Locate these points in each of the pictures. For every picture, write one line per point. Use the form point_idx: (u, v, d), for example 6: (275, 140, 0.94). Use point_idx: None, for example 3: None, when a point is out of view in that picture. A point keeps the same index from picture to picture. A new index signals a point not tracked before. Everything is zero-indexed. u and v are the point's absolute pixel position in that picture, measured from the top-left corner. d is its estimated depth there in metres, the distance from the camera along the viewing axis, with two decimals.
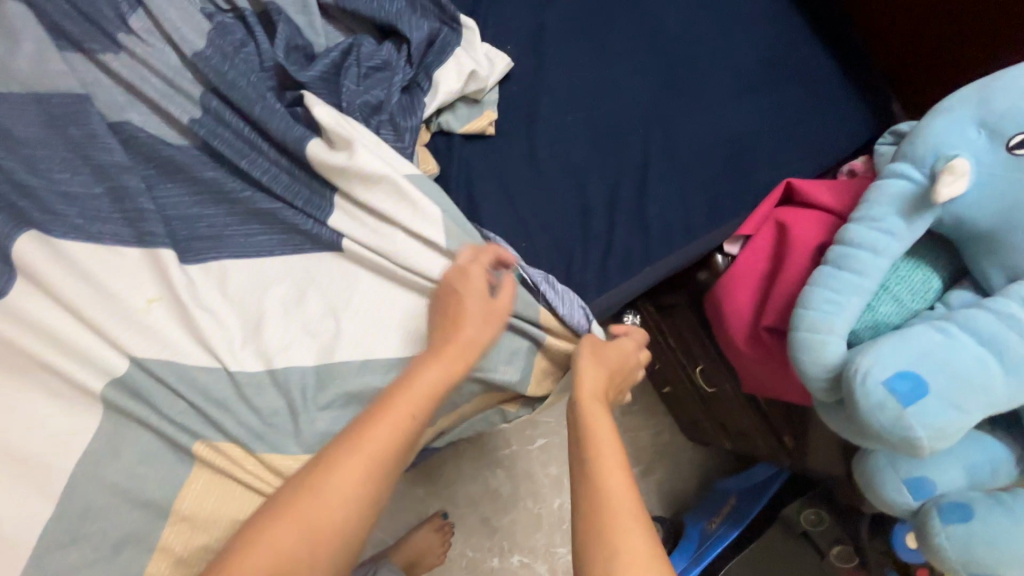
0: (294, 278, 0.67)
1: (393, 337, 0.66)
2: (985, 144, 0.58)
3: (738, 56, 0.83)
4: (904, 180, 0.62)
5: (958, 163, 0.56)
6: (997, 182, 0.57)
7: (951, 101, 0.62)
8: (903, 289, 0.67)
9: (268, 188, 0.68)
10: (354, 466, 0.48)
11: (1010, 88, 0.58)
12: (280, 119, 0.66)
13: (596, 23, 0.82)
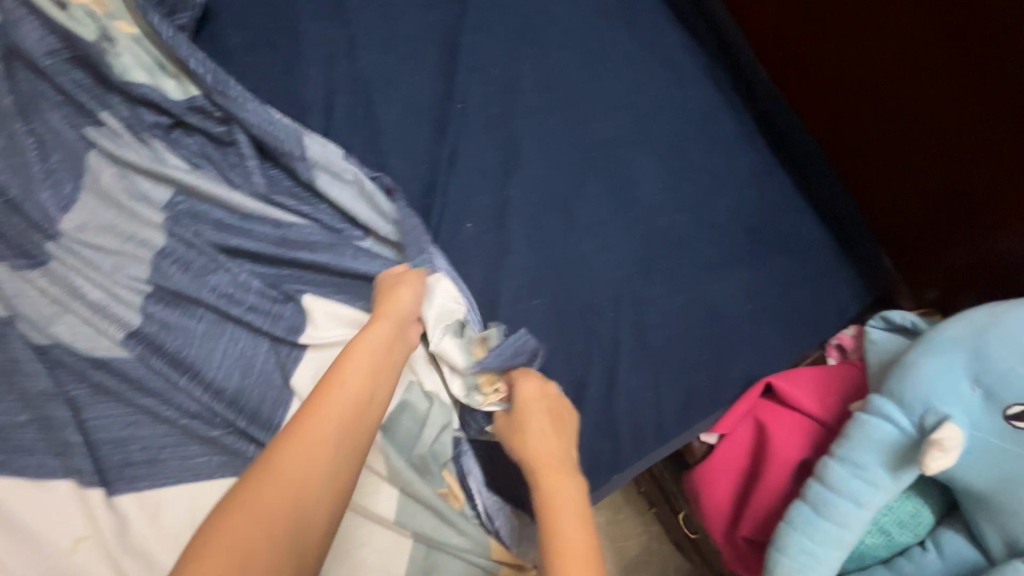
0: None
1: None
2: (980, 404, 0.53)
3: (717, 221, 0.77)
4: (890, 424, 0.56)
5: (947, 438, 0.50)
6: (993, 452, 0.52)
7: (946, 338, 0.56)
8: (893, 523, 0.62)
9: (214, 403, 0.65)
10: (310, 430, 0.49)
11: (1011, 345, 0.51)
12: (240, 333, 0.68)
13: (565, 188, 0.75)
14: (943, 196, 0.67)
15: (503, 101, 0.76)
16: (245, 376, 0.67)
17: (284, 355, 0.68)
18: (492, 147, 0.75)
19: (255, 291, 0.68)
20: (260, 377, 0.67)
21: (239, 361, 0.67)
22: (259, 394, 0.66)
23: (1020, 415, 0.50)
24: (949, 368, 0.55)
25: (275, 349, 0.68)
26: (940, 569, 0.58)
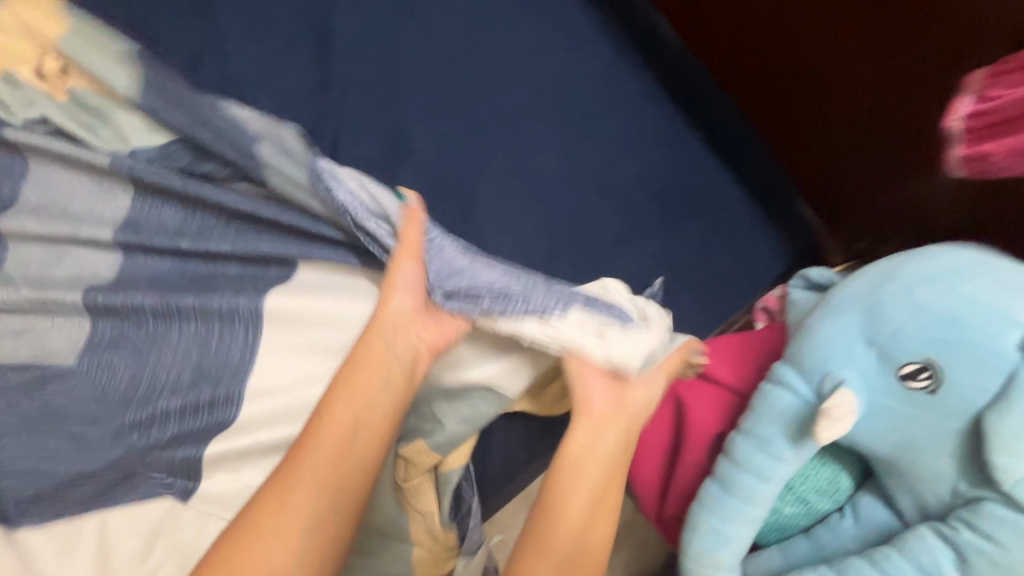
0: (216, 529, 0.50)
1: None
2: (876, 365, 0.50)
3: (624, 191, 0.73)
4: (791, 394, 0.53)
5: (841, 406, 0.48)
6: (891, 413, 0.49)
7: (843, 298, 0.52)
8: (811, 491, 0.59)
9: (172, 403, 0.53)
10: (297, 492, 0.42)
11: (904, 301, 0.48)
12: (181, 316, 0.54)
13: (459, 170, 0.70)
14: (871, 157, 0.62)
15: (387, 85, 0.72)
16: (199, 368, 0.54)
17: (240, 339, 0.54)
18: (377, 134, 0.70)
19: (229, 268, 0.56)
20: (214, 362, 0.54)
21: (193, 345, 0.54)
22: (212, 382, 0.53)
23: (914, 373, 0.48)
24: (845, 330, 0.51)
25: (230, 326, 0.54)
26: (855, 536, 0.56)
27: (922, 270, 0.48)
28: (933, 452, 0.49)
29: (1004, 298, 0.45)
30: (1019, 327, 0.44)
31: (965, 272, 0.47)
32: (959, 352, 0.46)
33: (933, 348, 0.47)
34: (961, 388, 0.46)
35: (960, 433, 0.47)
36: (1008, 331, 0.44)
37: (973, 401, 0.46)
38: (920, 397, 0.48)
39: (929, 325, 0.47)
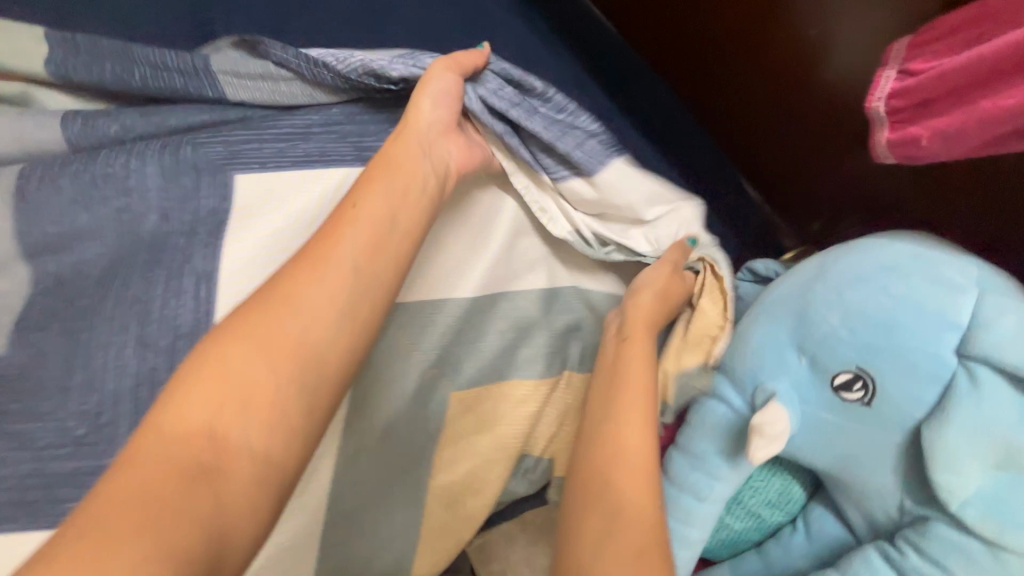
0: None
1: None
2: (808, 376, 0.45)
3: None
4: (724, 405, 0.50)
5: (773, 422, 0.43)
6: (828, 428, 0.45)
7: (774, 299, 0.48)
8: (762, 504, 0.54)
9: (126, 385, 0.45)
10: (313, 294, 0.40)
11: (834, 303, 0.44)
12: (131, 275, 0.48)
13: None
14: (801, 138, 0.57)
15: None
16: (145, 338, 0.46)
17: (190, 289, 0.47)
18: None
19: (153, 222, 0.49)
20: (161, 326, 0.46)
21: (134, 314, 0.46)
22: (168, 348, 0.45)
23: (848, 384, 0.43)
24: (776, 336, 0.47)
25: (179, 275, 0.47)
26: (806, 552, 0.51)
27: (854, 268, 0.44)
28: (874, 468, 0.44)
29: (940, 298, 0.41)
30: (955, 329, 0.41)
31: (900, 269, 0.42)
32: (892, 360, 0.42)
33: (865, 356, 0.43)
34: (896, 399, 0.42)
35: (900, 447, 0.43)
36: (943, 334, 0.41)
37: (910, 413, 0.42)
38: (855, 409, 0.44)
39: (860, 330, 0.43)
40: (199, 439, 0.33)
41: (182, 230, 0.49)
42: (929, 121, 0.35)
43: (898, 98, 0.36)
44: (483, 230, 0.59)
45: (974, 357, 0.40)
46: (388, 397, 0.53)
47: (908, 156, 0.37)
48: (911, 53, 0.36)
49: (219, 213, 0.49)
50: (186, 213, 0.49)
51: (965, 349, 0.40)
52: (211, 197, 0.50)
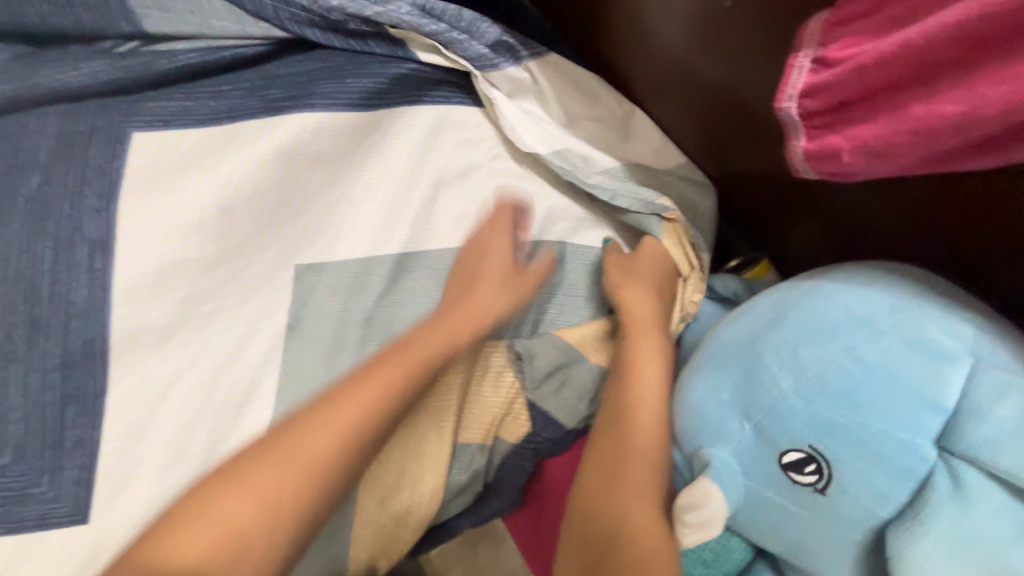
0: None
1: None
2: (754, 448, 0.36)
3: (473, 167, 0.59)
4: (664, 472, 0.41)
5: (704, 503, 0.36)
6: (775, 516, 0.36)
7: (720, 345, 0.39)
8: None
9: (15, 373, 0.46)
10: (351, 403, 0.42)
11: (788, 361, 0.35)
12: (9, 242, 0.46)
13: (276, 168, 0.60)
14: (768, 150, 0.49)
15: None
16: (35, 316, 0.47)
17: (85, 259, 0.47)
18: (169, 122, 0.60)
19: (35, 183, 0.47)
20: (51, 303, 0.47)
21: (22, 291, 0.46)
22: (60, 327, 0.47)
23: (799, 465, 0.34)
24: (717, 393, 0.37)
25: (71, 243, 0.47)
26: None
27: (816, 319, 0.34)
28: (829, 564, 0.34)
29: (922, 371, 0.31)
30: (938, 412, 0.31)
31: (874, 323, 0.33)
32: (856, 444, 0.32)
33: (821, 433, 0.33)
34: (856, 491, 0.32)
35: (862, 546, 0.33)
36: (922, 417, 0.31)
37: (874, 510, 0.32)
38: (806, 496, 0.34)
39: (815, 400, 0.33)
40: (228, 546, 0.38)
41: (69, 191, 0.47)
42: (853, 130, 0.31)
43: (814, 98, 0.32)
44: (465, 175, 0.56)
45: (958, 452, 0.31)
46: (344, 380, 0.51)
47: (827, 168, 0.33)
48: (824, 36, 0.31)
49: (109, 173, 0.47)
50: (73, 175, 0.47)
51: (950, 442, 0.31)
52: (100, 155, 0.48)
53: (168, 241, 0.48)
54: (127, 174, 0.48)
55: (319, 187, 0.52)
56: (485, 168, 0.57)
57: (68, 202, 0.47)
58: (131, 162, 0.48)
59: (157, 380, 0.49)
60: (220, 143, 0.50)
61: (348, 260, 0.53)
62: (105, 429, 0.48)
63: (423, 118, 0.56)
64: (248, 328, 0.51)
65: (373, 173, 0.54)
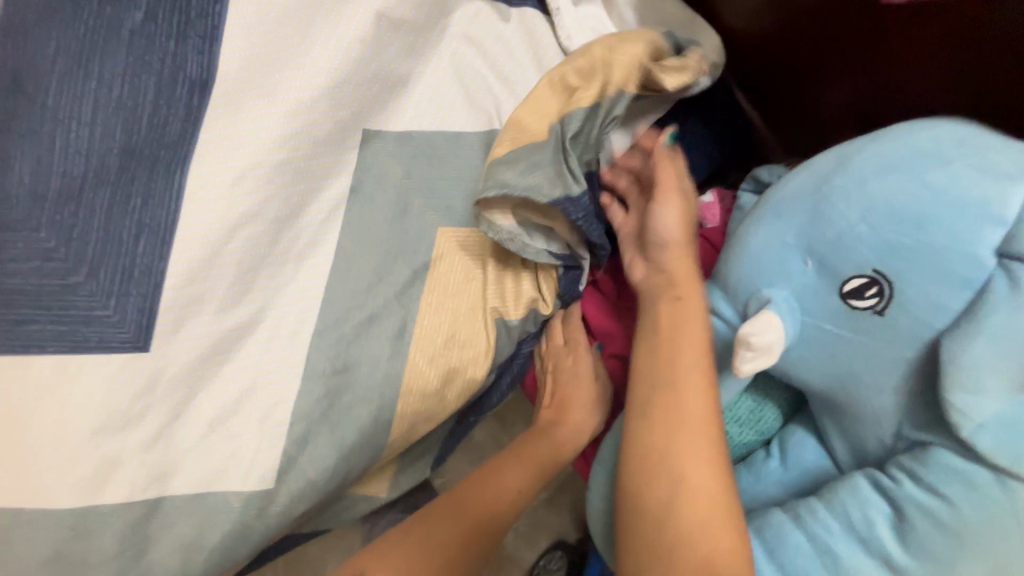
0: (93, 394, 0.47)
1: (139, 436, 0.49)
2: (815, 282, 0.41)
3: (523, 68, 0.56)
4: (716, 318, 0.46)
5: (761, 332, 0.40)
6: (832, 341, 0.41)
7: (784, 198, 0.43)
8: (730, 423, 0.51)
9: (101, 197, 0.47)
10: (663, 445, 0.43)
11: (855, 198, 0.39)
12: (106, 70, 0.47)
13: None
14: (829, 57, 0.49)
15: None
16: (130, 145, 0.48)
17: (184, 96, 0.48)
18: None
19: (138, 19, 0.48)
20: (150, 133, 0.48)
21: (118, 119, 0.47)
22: (149, 158, 0.48)
23: (861, 290, 0.39)
24: (781, 238, 0.42)
25: (173, 78, 0.48)
26: (782, 478, 0.47)
27: (883, 157, 0.39)
28: (875, 388, 0.40)
29: (985, 190, 0.36)
30: (999, 225, 0.36)
31: (941, 154, 0.38)
32: (918, 261, 0.37)
33: (884, 256, 0.38)
34: (914, 305, 0.38)
35: (911, 367, 0.39)
36: (984, 230, 0.36)
37: (930, 323, 0.38)
38: (865, 319, 0.40)
39: (882, 227, 0.38)
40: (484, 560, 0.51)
41: (172, 29, 0.48)
42: None
43: None
44: (528, 70, 0.56)
45: (1015, 255, 0.35)
46: (405, 246, 0.54)
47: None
48: None
49: (210, 17, 0.49)
50: (176, 15, 0.48)
51: (1007, 246, 0.35)
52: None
53: (272, 99, 0.50)
54: (229, 21, 0.49)
55: (399, 64, 0.53)
56: (551, 60, 0.57)
57: (170, 41, 0.48)
58: (233, 9, 0.49)
59: (217, 222, 0.49)
60: (332, 7, 0.51)
61: (417, 129, 0.54)
62: (173, 260, 0.48)
63: (517, 20, 0.56)
64: (316, 183, 0.52)
65: (440, 57, 0.54)
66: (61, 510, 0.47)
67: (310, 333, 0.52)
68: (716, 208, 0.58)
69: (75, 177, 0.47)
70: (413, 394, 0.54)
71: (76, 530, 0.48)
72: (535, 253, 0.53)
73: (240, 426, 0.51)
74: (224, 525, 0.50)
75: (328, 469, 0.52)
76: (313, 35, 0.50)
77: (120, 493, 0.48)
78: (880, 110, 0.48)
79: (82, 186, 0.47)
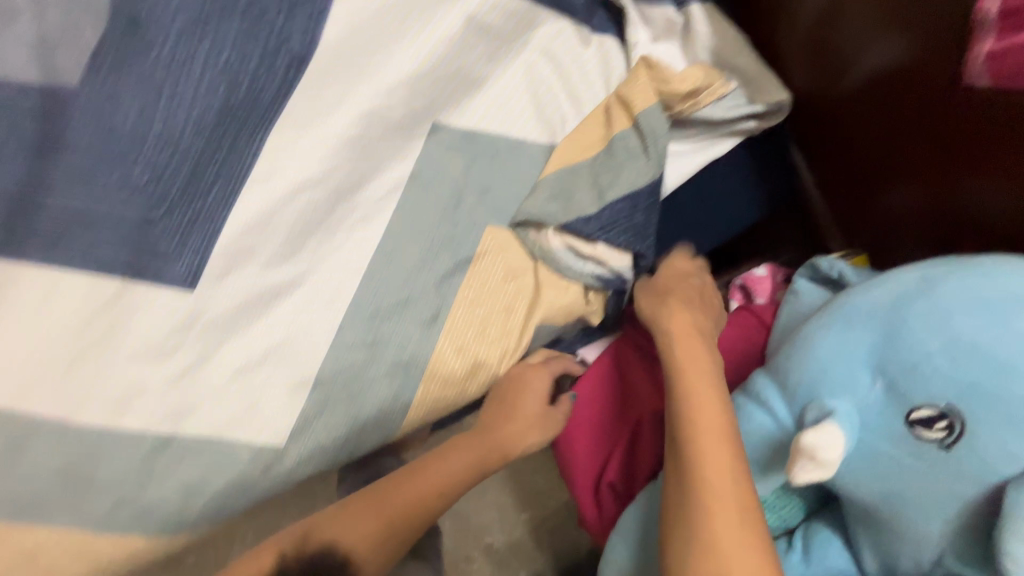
0: (142, 325, 0.50)
1: (166, 375, 0.50)
2: (880, 402, 0.37)
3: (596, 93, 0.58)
4: (765, 413, 0.41)
5: (831, 448, 0.34)
6: (885, 468, 0.36)
7: (860, 306, 0.39)
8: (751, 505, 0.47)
9: (193, 147, 0.51)
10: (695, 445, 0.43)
11: (935, 327, 0.35)
12: (218, 32, 0.51)
13: None
14: (908, 163, 0.47)
15: None
16: (228, 104, 0.51)
17: (281, 68, 0.52)
18: None
19: None
20: (246, 96, 0.51)
21: (222, 80, 0.51)
22: (241, 118, 0.51)
23: (928, 421, 0.34)
24: (852, 347, 0.38)
25: (276, 51, 0.51)
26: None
27: (972, 290, 0.35)
28: (925, 513, 0.35)
29: None
30: None
31: None
32: (1001, 408, 0.32)
33: (961, 392, 0.33)
34: (987, 452, 0.32)
35: (967, 503, 0.34)
36: None
37: (997, 470, 0.32)
38: (924, 450, 0.35)
39: (961, 364, 0.34)
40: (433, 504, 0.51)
41: (282, 4, 0.51)
42: None
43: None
44: (599, 95, 0.58)
45: None
46: (454, 237, 0.55)
47: (1006, 64, 0.37)
48: None
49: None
50: None
51: None
52: None
53: (358, 81, 0.53)
54: (335, 5, 0.52)
55: (479, 67, 0.56)
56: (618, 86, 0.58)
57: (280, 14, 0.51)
58: None
59: (285, 180, 0.52)
60: (427, 7, 0.54)
61: (482, 129, 0.55)
62: (236, 211, 0.51)
63: (597, 47, 0.58)
64: (379, 164, 0.54)
65: (518, 66, 0.56)
66: (85, 425, 0.49)
67: (346, 305, 0.53)
68: (766, 283, 0.59)
69: (173, 122, 0.51)
70: (431, 383, 0.55)
71: (87, 454, 0.49)
72: (577, 273, 0.57)
73: (264, 379, 0.52)
74: (222, 477, 0.51)
75: (339, 440, 0.53)
76: (407, 29, 0.53)
77: (136, 423, 0.50)
78: (954, 232, 0.45)
79: (177, 132, 0.51)
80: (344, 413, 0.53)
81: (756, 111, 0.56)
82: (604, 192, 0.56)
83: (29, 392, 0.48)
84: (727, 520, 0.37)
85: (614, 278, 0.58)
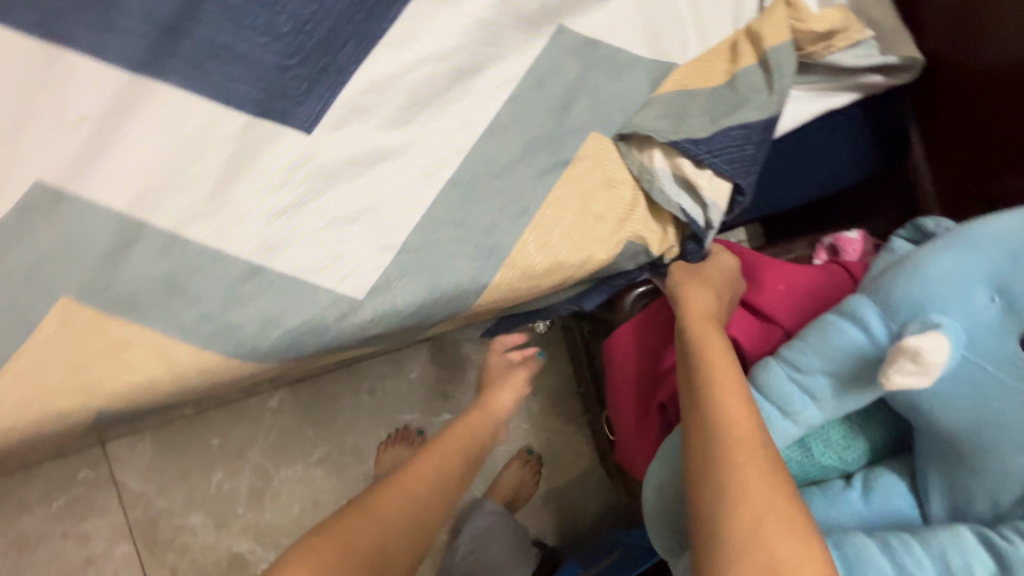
0: (255, 157, 0.53)
1: (267, 208, 0.53)
2: (997, 319, 0.42)
3: (720, 26, 0.59)
4: (859, 329, 0.46)
5: (937, 349, 0.40)
6: (989, 384, 0.41)
7: (982, 234, 0.45)
8: (816, 444, 0.51)
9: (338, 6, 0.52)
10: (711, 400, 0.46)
11: None
12: None
13: None
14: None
15: None
16: None
17: None
18: None
19: None
20: None
21: None
22: None
23: None
24: (971, 269, 0.44)
25: None
26: (861, 514, 0.46)
27: None
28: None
29: None
30: None
31: None
32: None
33: None
34: None
35: None
36: None
37: None
38: None
39: None
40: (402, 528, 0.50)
41: None
42: None
43: None
44: (726, 30, 0.59)
45: None
46: (558, 134, 0.56)
47: None
48: None
49: None
50: None
51: None
52: None
53: None
54: None
55: None
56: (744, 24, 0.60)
57: None
58: None
59: (413, 49, 0.54)
60: None
61: (606, 36, 0.56)
62: (363, 68, 0.53)
63: None
64: (502, 51, 0.55)
65: None
66: (190, 240, 0.52)
67: (444, 177, 0.55)
68: (856, 246, 0.61)
69: None
70: (509, 269, 0.56)
71: (182, 266, 0.52)
72: (665, 197, 0.57)
73: (354, 232, 0.54)
74: (300, 314, 0.54)
75: (413, 305, 0.55)
76: None
77: (231, 248, 0.52)
78: None
79: None
80: (423, 281, 0.55)
81: (888, 63, 0.59)
82: (719, 119, 0.56)
83: (145, 200, 0.51)
84: (738, 465, 0.40)
85: (702, 213, 0.59)
